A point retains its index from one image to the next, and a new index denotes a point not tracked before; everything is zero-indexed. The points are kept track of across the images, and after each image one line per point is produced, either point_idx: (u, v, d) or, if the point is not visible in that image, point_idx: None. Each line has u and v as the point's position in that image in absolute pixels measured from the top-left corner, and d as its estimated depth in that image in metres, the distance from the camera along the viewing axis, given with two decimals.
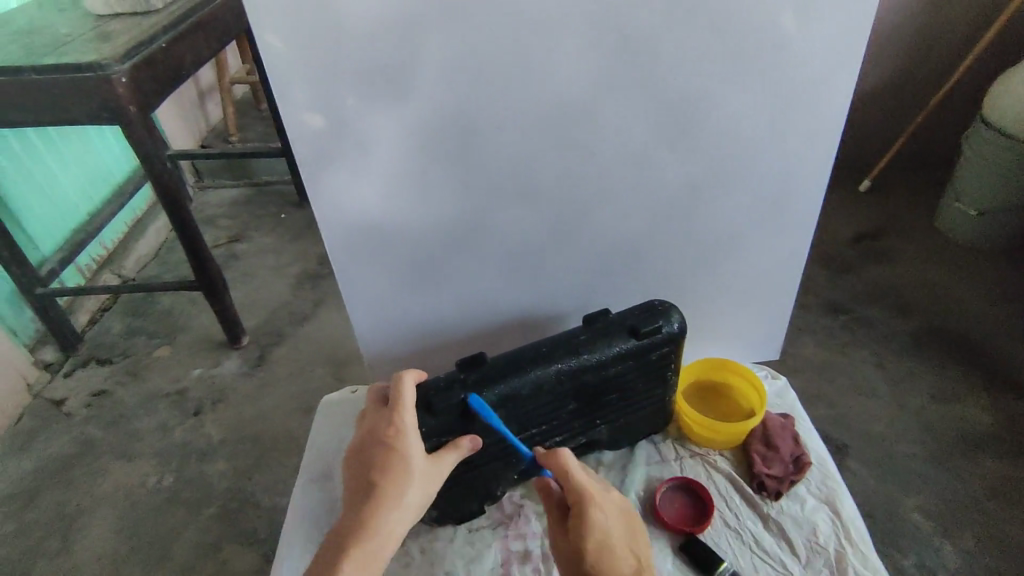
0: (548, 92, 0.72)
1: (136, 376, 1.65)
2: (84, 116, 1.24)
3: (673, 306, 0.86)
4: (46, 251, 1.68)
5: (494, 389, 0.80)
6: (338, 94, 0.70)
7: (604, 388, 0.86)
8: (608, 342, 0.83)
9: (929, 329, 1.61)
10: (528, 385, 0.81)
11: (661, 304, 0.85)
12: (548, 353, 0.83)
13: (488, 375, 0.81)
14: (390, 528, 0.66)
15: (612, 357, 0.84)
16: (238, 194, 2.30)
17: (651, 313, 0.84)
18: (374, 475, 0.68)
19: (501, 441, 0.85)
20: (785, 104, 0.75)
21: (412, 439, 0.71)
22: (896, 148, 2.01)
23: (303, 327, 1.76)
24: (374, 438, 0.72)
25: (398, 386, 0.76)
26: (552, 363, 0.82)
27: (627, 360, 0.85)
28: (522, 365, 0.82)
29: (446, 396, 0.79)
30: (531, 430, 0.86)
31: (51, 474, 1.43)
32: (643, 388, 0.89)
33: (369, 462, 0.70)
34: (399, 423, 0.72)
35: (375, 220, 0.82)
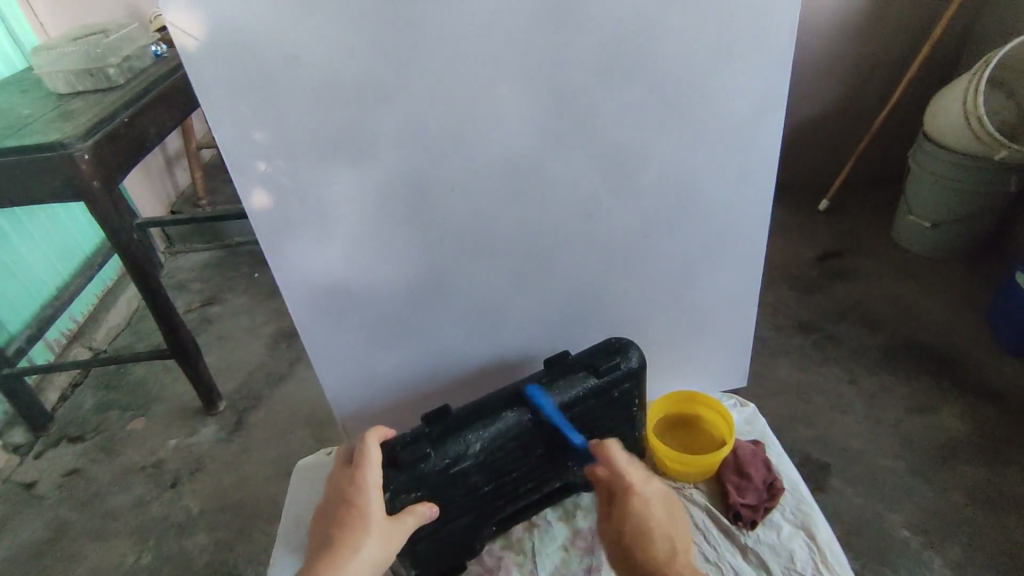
0: (495, 152, 0.75)
1: (110, 451, 1.61)
2: (48, 193, 1.25)
3: (632, 343, 0.88)
4: (14, 329, 1.65)
5: (461, 439, 0.80)
6: (291, 163, 0.73)
7: (572, 430, 0.87)
8: (570, 381, 0.84)
9: (897, 342, 1.65)
10: (495, 433, 0.82)
11: (622, 343, 0.87)
12: (511, 398, 0.84)
13: (454, 426, 0.81)
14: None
15: (575, 397, 0.84)
16: (210, 257, 2.30)
17: (609, 352, 0.87)
18: (332, 531, 0.70)
19: (473, 491, 0.84)
20: (720, 147, 0.80)
21: (373, 495, 0.72)
22: (847, 169, 2.09)
23: (280, 387, 1.75)
24: (336, 495, 0.73)
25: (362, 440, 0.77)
26: (516, 407, 0.83)
27: (591, 399, 0.86)
28: (488, 412, 0.82)
29: (412, 450, 0.78)
30: (503, 477, 0.86)
31: (21, 563, 1.37)
32: (609, 425, 0.90)
33: (331, 519, 0.71)
34: (360, 477, 0.73)
35: (337, 284, 0.83)
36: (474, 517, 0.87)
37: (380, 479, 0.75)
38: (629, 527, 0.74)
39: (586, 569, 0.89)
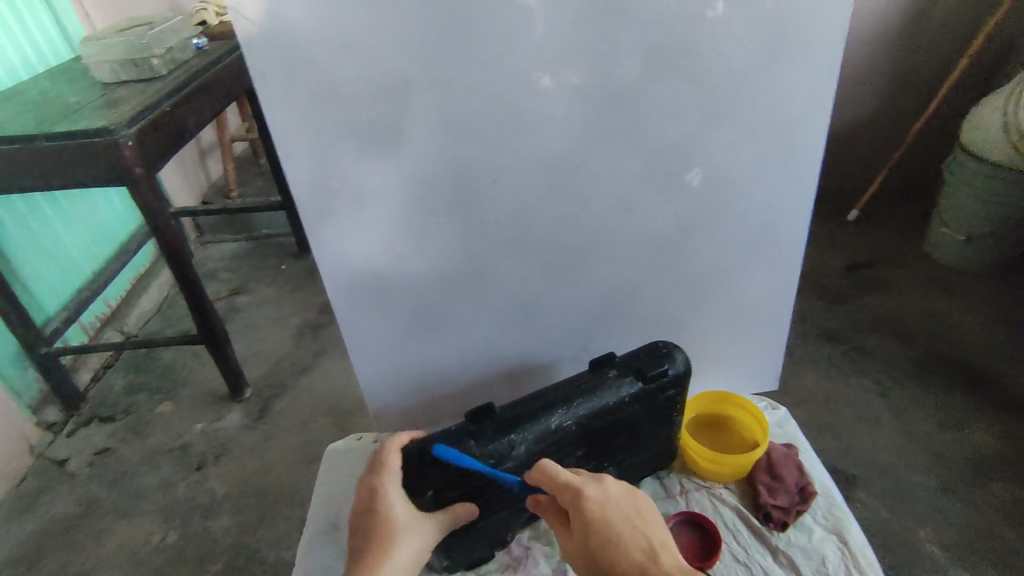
0: (537, 145, 0.76)
1: (138, 433, 1.65)
2: (92, 178, 1.29)
3: (677, 349, 0.88)
4: (52, 310, 1.70)
5: (505, 439, 0.81)
6: (338, 150, 0.74)
7: (614, 431, 0.87)
8: (615, 386, 0.85)
9: (927, 355, 1.63)
10: (539, 433, 0.82)
11: (667, 349, 0.88)
12: (558, 399, 0.84)
13: (499, 427, 0.82)
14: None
15: (621, 401, 0.85)
16: (239, 248, 2.34)
17: (655, 357, 0.87)
18: (363, 541, 0.71)
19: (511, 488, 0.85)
20: (762, 146, 0.79)
21: (395, 501, 0.74)
22: (879, 180, 2.07)
23: (305, 376, 1.77)
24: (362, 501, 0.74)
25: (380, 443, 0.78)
26: (562, 409, 0.83)
27: (636, 403, 0.86)
28: (532, 413, 0.83)
29: (456, 449, 0.79)
30: None
31: (52, 537, 1.41)
32: (649, 429, 0.90)
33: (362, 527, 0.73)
34: (385, 482, 0.74)
35: (377, 271, 0.85)
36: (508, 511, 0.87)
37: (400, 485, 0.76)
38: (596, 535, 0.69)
39: None
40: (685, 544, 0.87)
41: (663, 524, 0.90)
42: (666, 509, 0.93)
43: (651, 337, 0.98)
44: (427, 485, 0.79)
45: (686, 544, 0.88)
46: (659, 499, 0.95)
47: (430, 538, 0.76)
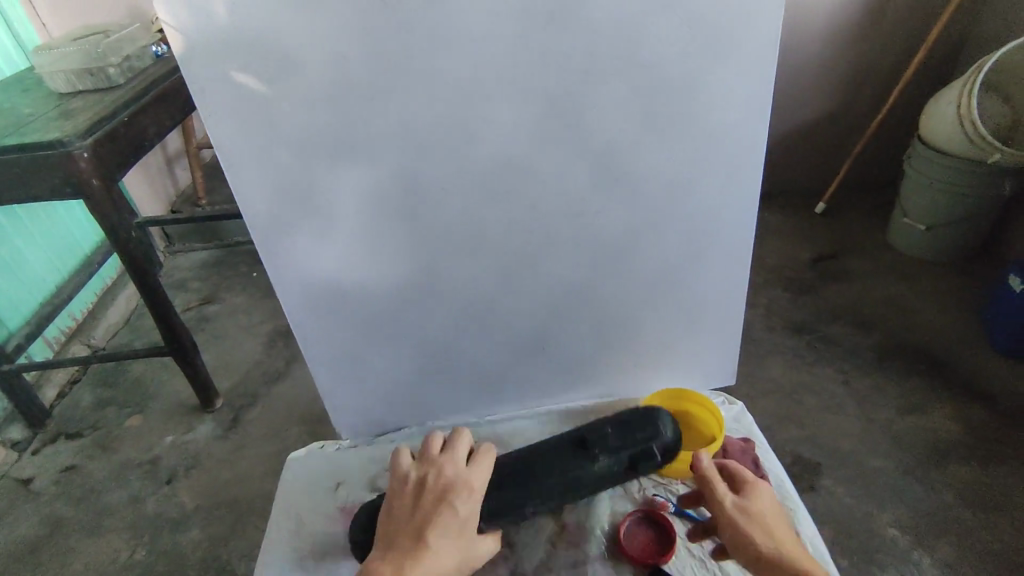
0: (483, 151, 0.76)
1: (106, 448, 1.62)
2: (47, 191, 1.26)
3: (668, 423, 0.86)
4: (13, 326, 1.67)
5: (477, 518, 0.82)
6: (285, 163, 0.74)
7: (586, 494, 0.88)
8: (596, 466, 0.83)
9: (891, 343, 1.66)
10: (503, 503, 0.83)
11: (653, 437, 0.84)
12: (538, 471, 0.84)
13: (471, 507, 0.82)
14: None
15: (599, 481, 0.84)
16: (209, 257, 2.31)
17: (647, 435, 0.84)
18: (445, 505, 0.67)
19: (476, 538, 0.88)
20: (707, 147, 0.80)
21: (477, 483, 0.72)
22: (843, 172, 2.10)
23: (277, 385, 1.76)
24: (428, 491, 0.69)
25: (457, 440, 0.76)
26: (534, 483, 0.83)
27: (616, 477, 0.85)
28: (514, 480, 0.84)
29: None
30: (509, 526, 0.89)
31: (18, 557, 1.38)
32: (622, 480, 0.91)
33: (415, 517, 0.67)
34: (472, 464, 0.73)
35: (330, 282, 0.84)
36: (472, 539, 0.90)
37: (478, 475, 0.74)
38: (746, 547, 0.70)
39: (572, 564, 0.89)
40: (642, 543, 0.90)
41: (621, 522, 0.91)
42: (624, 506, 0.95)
43: (611, 336, 0.99)
44: None
45: (642, 543, 0.90)
46: (617, 496, 0.96)
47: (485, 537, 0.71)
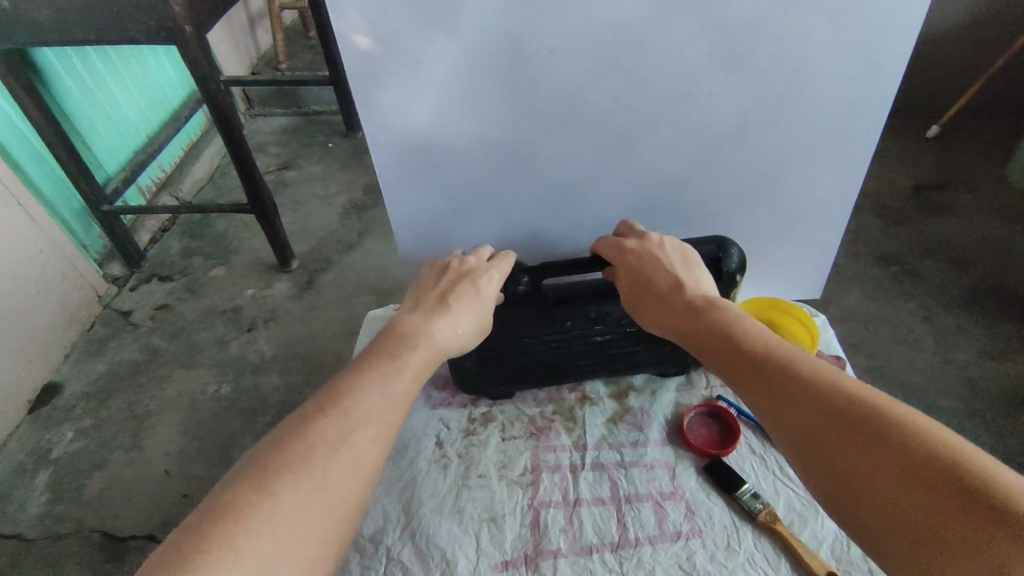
0: (599, 14, 0.71)
1: (195, 293, 1.76)
2: (142, 34, 1.27)
3: (484, 383, 0.90)
4: (110, 170, 1.76)
5: (579, 364, 0.90)
6: (392, 11, 0.70)
7: (567, 366, 0.90)
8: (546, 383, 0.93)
9: (985, 284, 1.55)
10: (555, 366, 0.89)
11: (493, 366, 0.87)
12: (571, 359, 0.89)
13: (582, 364, 0.90)
14: (382, 399, 0.58)
15: (530, 381, 0.91)
16: (287, 123, 2.33)
17: (494, 384, 0.91)
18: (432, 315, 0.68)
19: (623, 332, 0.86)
20: (848, 30, 0.72)
21: (465, 303, 0.71)
22: (969, 94, 1.88)
23: (350, 254, 1.83)
24: (414, 325, 0.67)
25: (484, 284, 0.73)
26: (548, 378, 0.92)
27: (517, 383, 0.91)
28: (590, 360, 0.90)
29: (602, 348, 0.88)
30: (614, 338, 0.87)
31: (122, 377, 1.56)
32: (556, 345, 0.86)
33: (383, 340, 0.65)
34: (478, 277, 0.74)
35: (423, 143, 0.83)
36: (625, 335, 0.87)
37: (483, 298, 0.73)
38: (699, 308, 0.66)
39: (632, 442, 0.87)
40: (703, 435, 0.88)
41: (684, 413, 0.90)
42: (687, 400, 0.92)
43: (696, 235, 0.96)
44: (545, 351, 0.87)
45: (704, 435, 0.88)
46: (683, 387, 0.93)
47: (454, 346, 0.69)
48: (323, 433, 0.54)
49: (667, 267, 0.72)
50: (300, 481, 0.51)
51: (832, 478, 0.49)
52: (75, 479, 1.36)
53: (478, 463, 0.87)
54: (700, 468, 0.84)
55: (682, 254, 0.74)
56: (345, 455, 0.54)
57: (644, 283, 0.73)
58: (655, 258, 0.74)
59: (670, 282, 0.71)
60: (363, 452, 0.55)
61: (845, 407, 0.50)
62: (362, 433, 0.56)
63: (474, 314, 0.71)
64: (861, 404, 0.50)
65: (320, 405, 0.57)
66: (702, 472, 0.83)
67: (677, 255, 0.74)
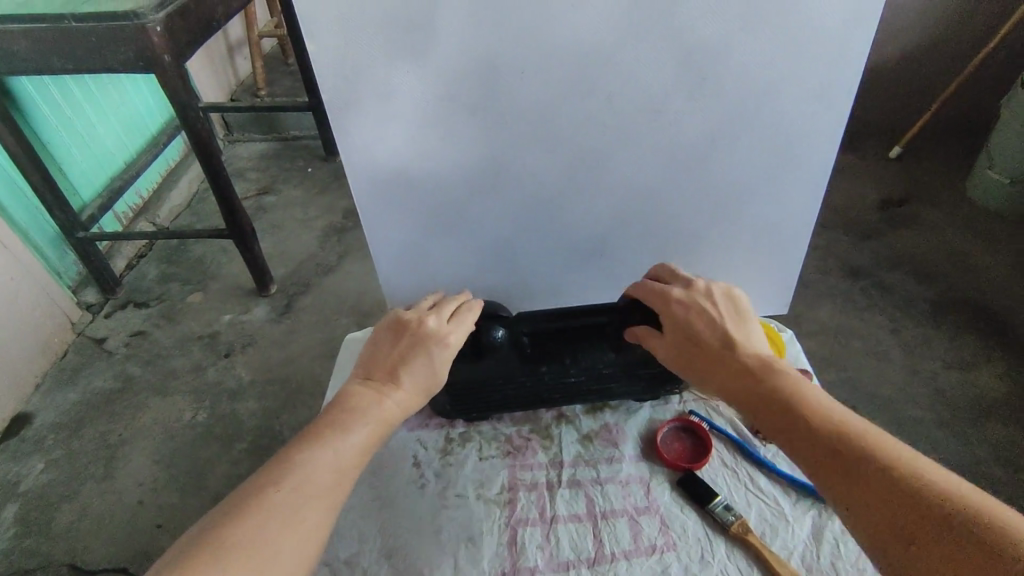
0: (567, 42, 0.74)
1: (171, 319, 1.74)
2: (119, 63, 1.28)
3: (456, 411, 0.91)
4: (87, 198, 1.75)
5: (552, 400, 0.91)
6: (366, 39, 0.72)
7: (540, 401, 0.91)
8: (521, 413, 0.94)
9: (948, 298, 1.60)
10: (528, 402, 0.90)
11: (465, 401, 0.89)
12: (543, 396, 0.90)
13: (555, 400, 0.91)
14: (330, 471, 0.61)
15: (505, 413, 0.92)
16: (266, 148, 2.35)
17: (466, 411, 0.92)
18: (377, 388, 0.68)
19: (596, 376, 0.87)
20: (800, 55, 0.76)
21: (412, 371, 0.70)
22: (927, 115, 1.96)
23: (329, 277, 1.83)
24: (365, 398, 0.67)
25: (438, 352, 0.71)
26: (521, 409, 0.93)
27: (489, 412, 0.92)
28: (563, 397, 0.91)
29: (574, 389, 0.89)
30: (586, 380, 0.88)
31: (95, 406, 1.53)
32: (527, 386, 0.87)
33: (330, 414, 0.66)
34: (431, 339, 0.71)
35: (399, 168, 0.85)
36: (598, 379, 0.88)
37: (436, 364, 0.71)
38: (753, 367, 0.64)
39: (608, 458, 0.89)
40: (676, 450, 0.89)
41: (657, 428, 0.91)
42: (661, 416, 0.94)
43: (668, 253, 0.99)
44: (517, 390, 0.88)
45: (677, 449, 0.89)
46: (658, 404, 0.95)
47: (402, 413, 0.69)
48: (274, 508, 0.56)
49: (718, 319, 0.69)
50: (253, 556, 0.53)
51: (913, 574, 0.48)
52: (44, 512, 1.32)
53: (456, 483, 0.87)
54: (674, 482, 0.85)
55: (733, 304, 0.71)
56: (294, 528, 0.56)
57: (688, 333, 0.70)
58: (705, 310, 0.71)
59: (720, 334, 0.68)
60: (312, 525, 0.57)
61: (933, 501, 0.49)
62: (311, 509, 0.58)
63: (423, 379, 0.70)
64: (949, 498, 0.49)
65: (268, 478, 0.59)
66: (676, 486, 0.84)
67: (724, 304, 0.71)
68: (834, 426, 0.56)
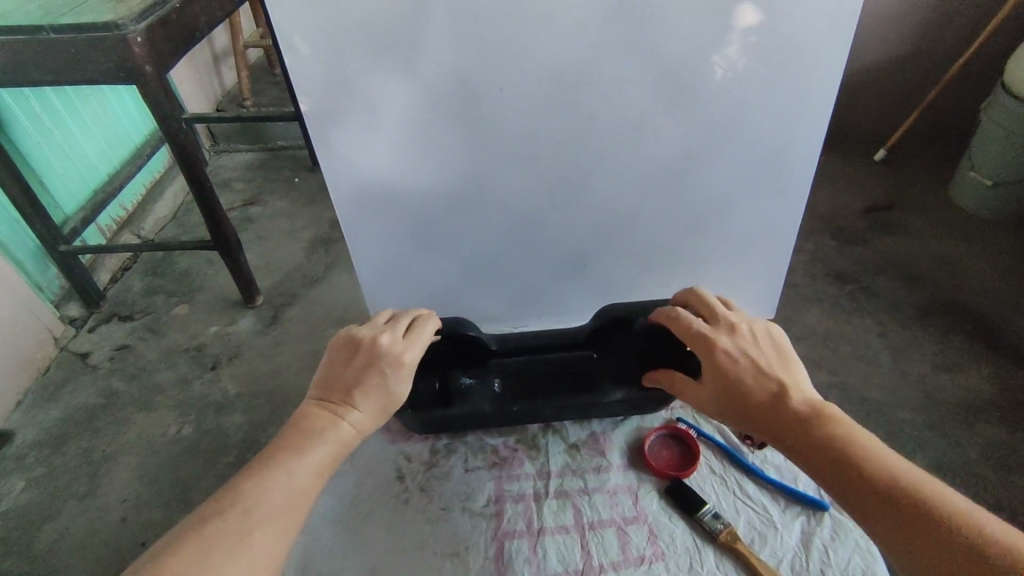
0: (546, 55, 0.74)
1: (156, 332, 1.72)
2: (100, 74, 1.26)
3: (437, 430, 0.92)
4: (69, 211, 1.73)
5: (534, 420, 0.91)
6: (345, 53, 0.72)
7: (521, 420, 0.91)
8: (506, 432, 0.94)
9: (934, 300, 1.61)
10: (510, 420, 0.91)
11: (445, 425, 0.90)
12: (523, 417, 0.91)
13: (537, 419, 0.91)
14: (281, 495, 0.62)
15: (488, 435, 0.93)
16: (252, 159, 2.33)
17: (443, 426, 0.91)
18: (331, 410, 0.69)
19: (568, 402, 0.89)
20: (779, 68, 0.76)
21: (368, 392, 0.70)
22: (911, 119, 1.98)
23: (316, 288, 1.82)
24: (320, 420, 0.68)
25: (393, 371, 0.71)
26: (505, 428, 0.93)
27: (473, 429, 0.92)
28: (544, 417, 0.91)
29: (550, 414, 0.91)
30: (561, 405, 0.89)
31: (78, 422, 1.50)
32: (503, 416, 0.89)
33: (285, 436, 0.67)
34: (385, 360, 0.72)
35: (380, 181, 0.84)
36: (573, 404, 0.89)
37: (391, 384, 0.71)
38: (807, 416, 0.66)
39: (596, 467, 0.89)
40: (664, 458, 0.89)
41: (645, 436, 0.91)
42: (648, 424, 0.93)
43: (653, 262, 0.98)
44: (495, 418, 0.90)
45: (665, 458, 0.89)
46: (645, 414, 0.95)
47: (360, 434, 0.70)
48: (219, 535, 0.58)
49: (769, 367, 0.70)
50: None
51: None
52: (24, 533, 1.30)
53: (442, 496, 0.87)
54: (662, 490, 0.85)
55: (775, 347, 0.73)
56: (241, 562, 0.57)
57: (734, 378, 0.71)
58: (750, 353, 0.72)
59: (770, 380, 0.69)
60: (260, 555, 0.59)
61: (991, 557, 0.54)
62: (259, 538, 0.59)
63: (379, 401, 0.70)
64: (1002, 550, 0.54)
65: (216, 505, 0.60)
66: (664, 495, 0.84)
67: (769, 348, 0.73)
68: (890, 479, 0.60)
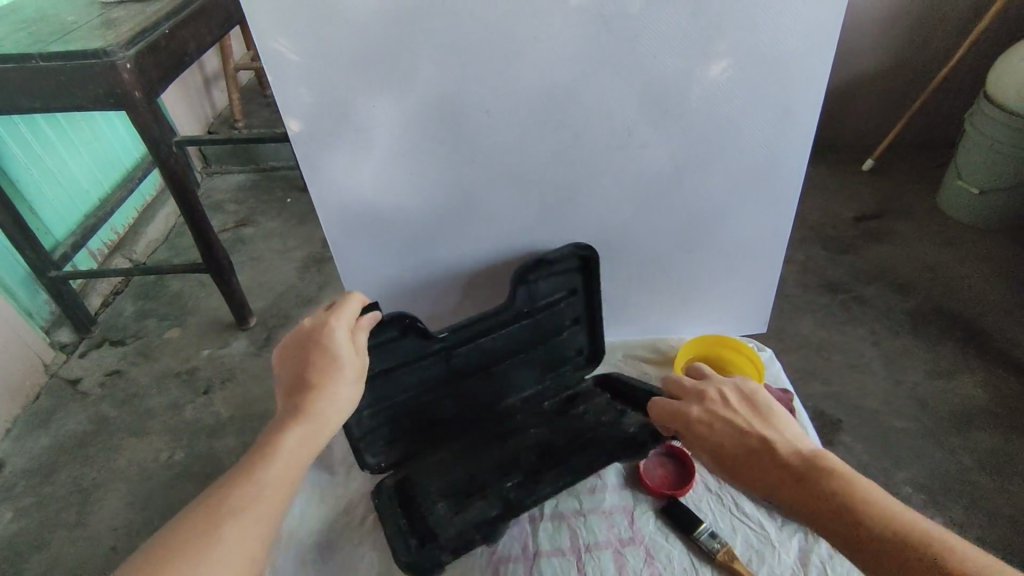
0: (532, 76, 0.74)
1: (147, 357, 1.70)
2: (89, 101, 1.26)
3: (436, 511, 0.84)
4: (60, 236, 1.72)
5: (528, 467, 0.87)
6: (332, 77, 0.72)
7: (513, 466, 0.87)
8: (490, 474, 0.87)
9: (927, 308, 1.62)
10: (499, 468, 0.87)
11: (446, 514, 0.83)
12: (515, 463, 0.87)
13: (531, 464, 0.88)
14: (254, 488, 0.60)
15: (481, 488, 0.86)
16: (245, 179, 2.34)
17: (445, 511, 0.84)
18: (288, 405, 0.66)
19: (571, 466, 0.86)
20: (764, 83, 0.77)
21: (320, 370, 0.68)
22: (897, 129, 2.01)
23: (309, 307, 1.81)
24: (279, 418, 0.65)
25: (332, 342, 0.69)
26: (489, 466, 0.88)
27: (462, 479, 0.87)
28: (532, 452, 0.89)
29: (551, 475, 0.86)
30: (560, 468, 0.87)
31: (68, 450, 1.48)
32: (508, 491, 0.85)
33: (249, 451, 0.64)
34: (330, 334, 0.70)
35: (370, 204, 0.84)
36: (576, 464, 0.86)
37: (340, 353, 0.69)
38: (798, 476, 0.61)
39: (590, 489, 0.87)
40: (660, 475, 0.88)
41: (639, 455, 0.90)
42: None
43: (645, 277, 0.99)
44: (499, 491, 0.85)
45: (661, 475, 0.88)
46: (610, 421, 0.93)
47: (327, 417, 0.67)
48: (191, 538, 0.55)
49: (748, 426, 0.66)
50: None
51: None
52: (12, 564, 1.27)
53: None
54: (659, 509, 0.84)
55: (751, 405, 0.69)
56: (227, 554, 0.55)
57: (718, 448, 0.67)
58: (728, 418, 0.68)
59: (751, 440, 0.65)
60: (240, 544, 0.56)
61: None
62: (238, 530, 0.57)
63: (331, 383, 0.68)
64: None
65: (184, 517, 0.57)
66: (660, 514, 0.84)
67: (747, 408, 0.68)
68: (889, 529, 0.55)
